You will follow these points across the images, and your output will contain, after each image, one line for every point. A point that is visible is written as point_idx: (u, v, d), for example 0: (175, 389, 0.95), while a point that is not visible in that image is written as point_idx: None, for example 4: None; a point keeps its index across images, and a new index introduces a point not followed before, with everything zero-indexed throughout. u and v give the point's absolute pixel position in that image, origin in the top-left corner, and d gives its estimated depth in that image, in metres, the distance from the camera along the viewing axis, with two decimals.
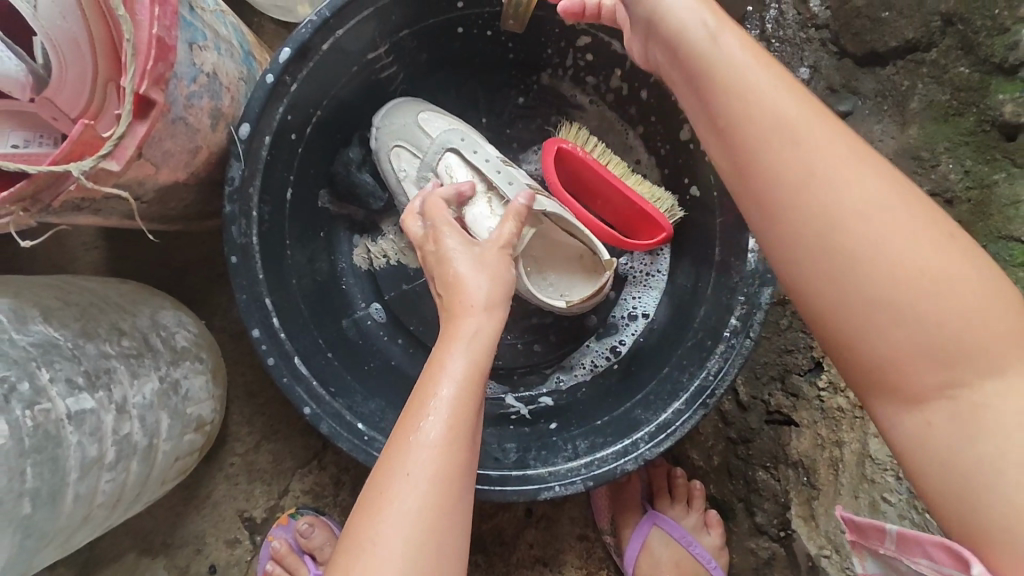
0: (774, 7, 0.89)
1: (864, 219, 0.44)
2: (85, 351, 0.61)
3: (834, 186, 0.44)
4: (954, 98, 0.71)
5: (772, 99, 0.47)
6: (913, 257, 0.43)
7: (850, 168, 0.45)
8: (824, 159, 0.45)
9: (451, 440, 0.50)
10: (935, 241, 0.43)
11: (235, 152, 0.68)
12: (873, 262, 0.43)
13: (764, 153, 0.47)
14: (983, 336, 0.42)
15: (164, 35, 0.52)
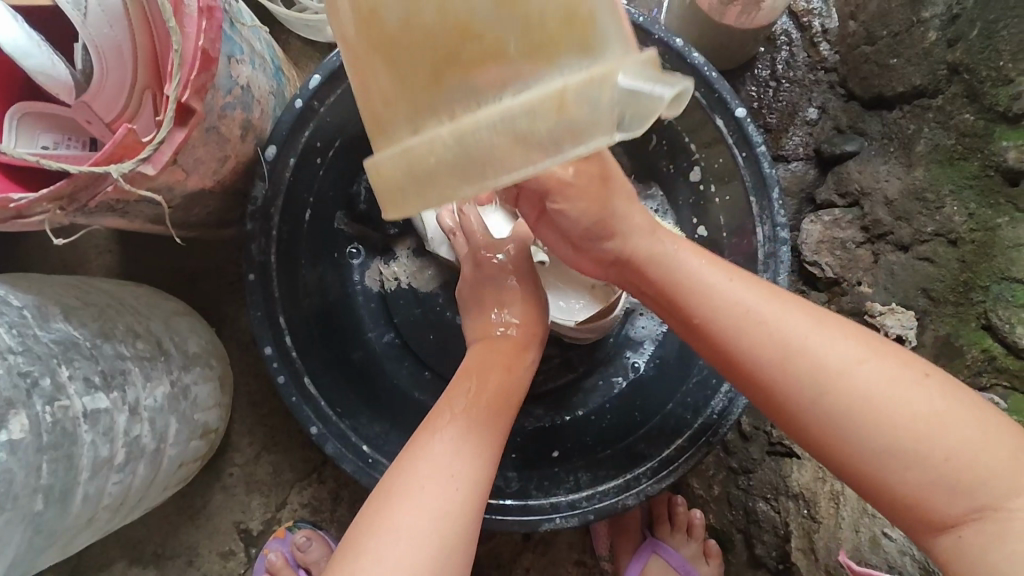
0: (785, 49, 0.92)
1: (850, 385, 0.49)
2: (102, 351, 0.61)
3: (814, 359, 0.50)
4: (958, 142, 0.73)
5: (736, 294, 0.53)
6: (898, 407, 0.48)
7: (818, 343, 0.50)
8: (799, 334, 0.51)
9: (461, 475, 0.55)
10: (911, 380, 0.49)
11: (262, 172, 0.71)
12: (876, 426, 0.48)
13: (744, 339, 0.52)
14: (967, 456, 0.47)
15: (209, 48, 0.54)
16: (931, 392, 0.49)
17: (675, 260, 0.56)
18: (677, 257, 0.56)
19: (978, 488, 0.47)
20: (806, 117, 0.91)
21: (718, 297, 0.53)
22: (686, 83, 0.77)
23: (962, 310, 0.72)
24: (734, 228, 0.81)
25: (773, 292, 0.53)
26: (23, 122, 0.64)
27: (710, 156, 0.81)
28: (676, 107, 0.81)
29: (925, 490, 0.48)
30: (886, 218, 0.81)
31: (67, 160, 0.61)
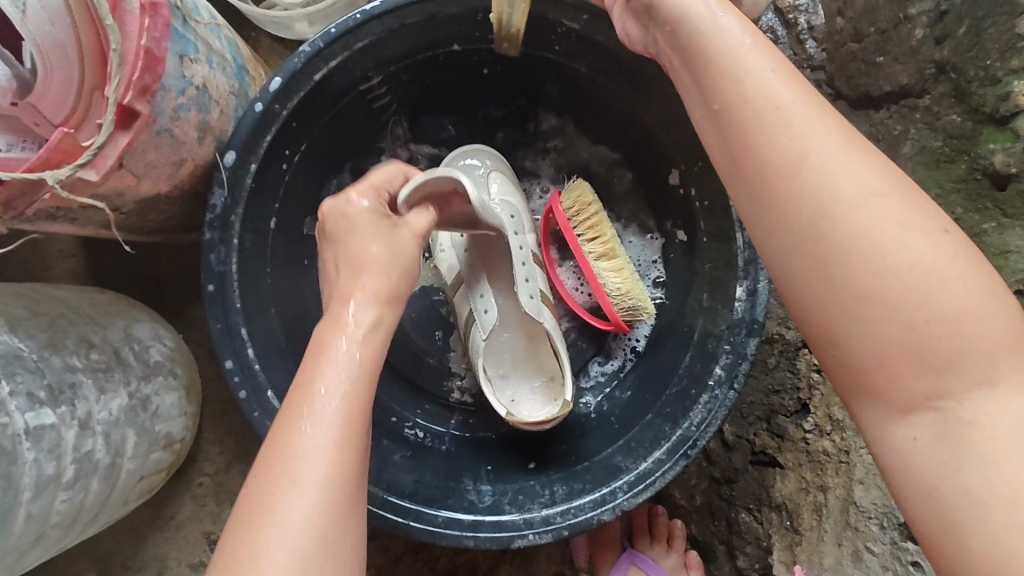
0: (771, 48, 0.91)
1: (882, 252, 0.43)
2: (50, 363, 0.59)
3: (848, 204, 0.44)
4: (946, 144, 0.71)
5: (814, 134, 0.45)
6: (931, 278, 0.43)
7: (860, 186, 0.44)
8: (847, 179, 0.45)
9: (330, 477, 0.46)
10: (951, 265, 0.43)
11: (219, 179, 0.68)
12: (893, 287, 0.43)
13: (801, 176, 0.45)
14: (976, 362, 0.42)
15: (152, 47, 0.52)
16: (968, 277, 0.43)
17: (747, 74, 0.48)
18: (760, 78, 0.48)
19: (990, 406, 0.42)
20: None
21: (770, 112, 0.47)
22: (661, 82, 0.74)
23: None
24: (715, 232, 0.78)
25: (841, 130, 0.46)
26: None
27: (690, 158, 0.78)
28: (654, 108, 0.78)
29: (935, 392, 0.42)
30: None
31: (8, 162, 0.58)
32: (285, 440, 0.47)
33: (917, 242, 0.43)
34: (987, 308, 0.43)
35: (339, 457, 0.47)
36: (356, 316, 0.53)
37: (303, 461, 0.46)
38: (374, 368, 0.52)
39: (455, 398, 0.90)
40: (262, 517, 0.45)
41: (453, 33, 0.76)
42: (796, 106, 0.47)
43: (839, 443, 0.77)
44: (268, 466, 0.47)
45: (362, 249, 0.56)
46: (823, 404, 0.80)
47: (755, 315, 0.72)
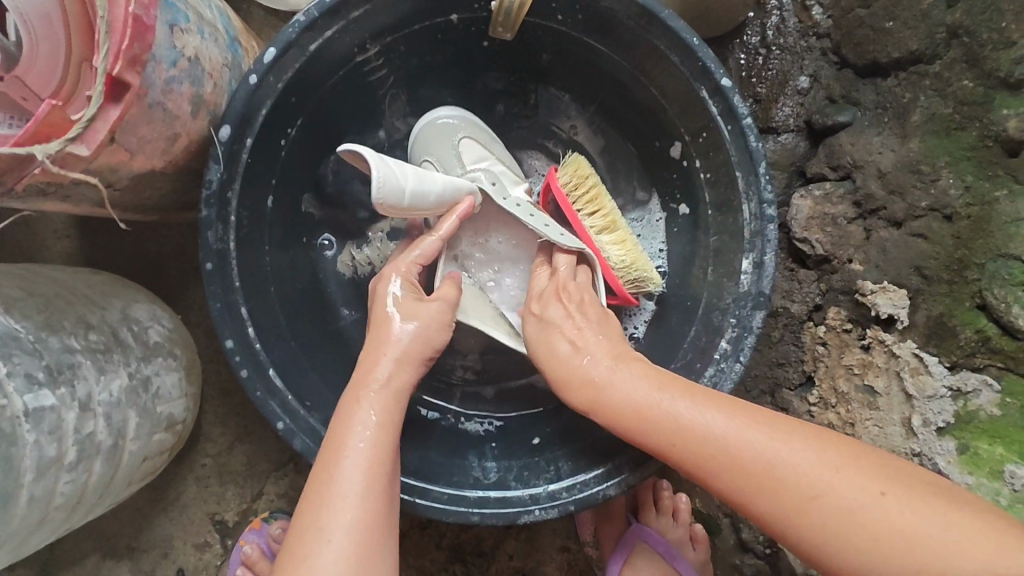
0: (776, 14, 0.88)
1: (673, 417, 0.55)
2: (47, 345, 0.58)
3: (636, 404, 0.57)
4: (957, 111, 0.69)
5: (622, 385, 0.59)
6: (704, 428, 0.53)
7: (626, 379, 0.59)
8: (628, 390, 0.58)
9: (364, 502, 0.53)
10: (709, 399, 0.55)
11: (215, 154, 0.66)
12: (695, 441, 0.53)
13: (682, 450, 0.54)
14: (782, 459, 0.50)
15: (141, 14, 0.50)
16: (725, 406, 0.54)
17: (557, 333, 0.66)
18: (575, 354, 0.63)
19: (898, 556, 0.46)
20: (797, 86, 0.87)
21: (570, 368, 0.62)
22: (664, 49, 0.72)
23: (956, 289, 0.69)
24: (719, 205, 0.77)
25: (619, 358, 0.61)
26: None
27: (694, 129, 0.77)
28: (656, 78, 0.77)
29: (775, 514, 0.50)
30: (879, 191, 0.77)
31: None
32: (327, 469, 0.54)
33: (677, 395, 0.56)
34: (740, 421, 0.53)
35: (368, 484, 0.54)
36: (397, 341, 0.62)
37: (345, 483, 0.53)
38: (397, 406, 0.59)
39: (458, 375, 0.89)
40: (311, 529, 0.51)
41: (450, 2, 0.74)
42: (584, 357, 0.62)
43: (843, 415, 0.79)
44: (313, 486, 0.54)
45: (389, 316, 0.64)
46: (827, 376, 0.82)
47: (761, 288, 0.71)
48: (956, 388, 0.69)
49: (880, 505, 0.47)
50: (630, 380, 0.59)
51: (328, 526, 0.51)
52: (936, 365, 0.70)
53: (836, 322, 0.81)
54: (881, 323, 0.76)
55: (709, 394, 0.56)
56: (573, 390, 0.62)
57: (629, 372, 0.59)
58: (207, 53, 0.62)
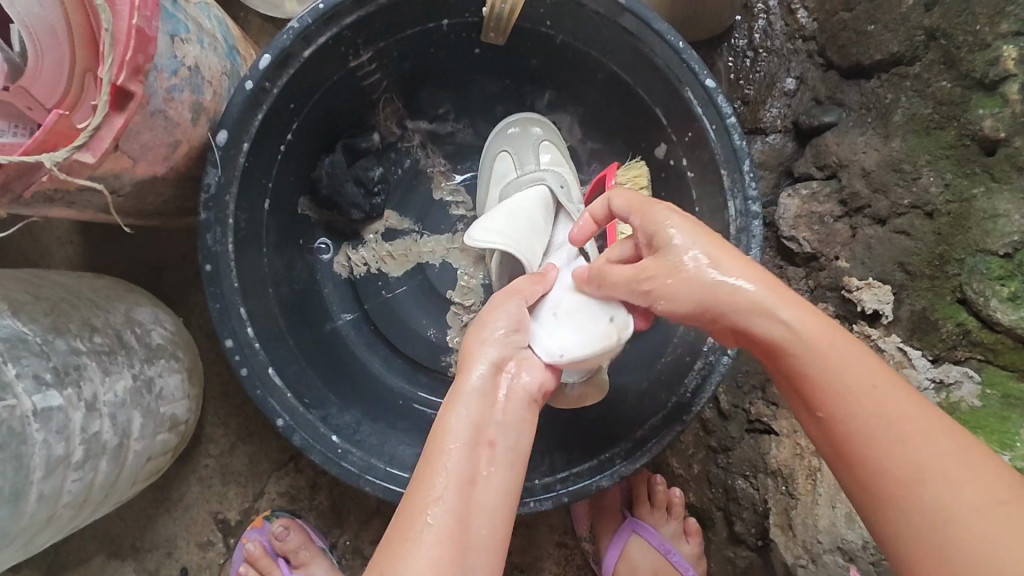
0: (762, 18, 0.92)
1: (886, 408, 0.47)
2: (54, 347, 0.59)
3: (848, 382, 0.48)
4: (936, 112, 0.71)
5: (840, 358, 0.48)
6: (916, 437, 0.46)
7: (846, 354, 0.49)
8: (847, 363, 0.48)
9: (446, 560, 0.47)
10: (936, 422, 0.47)
11: (212, 159, 0.68)
12: (900, 446, 0.46)
13: (872, 443, 0.47)
14: (991, 507, 0.43)
15: (144, 26, 0.52)
16: (953, 439, 0.46)
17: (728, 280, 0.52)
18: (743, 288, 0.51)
19: None
20: (784, 88, 0.91)
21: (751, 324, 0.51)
22: (650, 53, 0.74)
23: (938, 284, 0.71)
24: (707, 203, 0.80)
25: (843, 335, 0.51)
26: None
27: (680, 128, 0.79)
28: (643, 82, 0.79)
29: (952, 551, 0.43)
30: (863, 190, 0.79)
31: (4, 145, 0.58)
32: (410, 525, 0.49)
33: (904, 397, 0.47)
34: (959, 454, 0.45)
35: (458, 534, 0.48)
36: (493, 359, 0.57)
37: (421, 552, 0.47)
38: (489, 413, 0.54)
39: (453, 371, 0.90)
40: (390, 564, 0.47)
41: (442, 7, 0.76)
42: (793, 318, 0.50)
43: None
44: (391, 545, 0.48)
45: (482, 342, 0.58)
46: None
47: None
48: (938, 380, 0.71)
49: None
50: (848, 357, 0.49)
51: (409, 559, 0.47)
52: (919, 359, 0.72)
53: None
54: (866, 317, 0.78)
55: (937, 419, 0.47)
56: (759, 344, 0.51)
57: (854, 353, 0.49)
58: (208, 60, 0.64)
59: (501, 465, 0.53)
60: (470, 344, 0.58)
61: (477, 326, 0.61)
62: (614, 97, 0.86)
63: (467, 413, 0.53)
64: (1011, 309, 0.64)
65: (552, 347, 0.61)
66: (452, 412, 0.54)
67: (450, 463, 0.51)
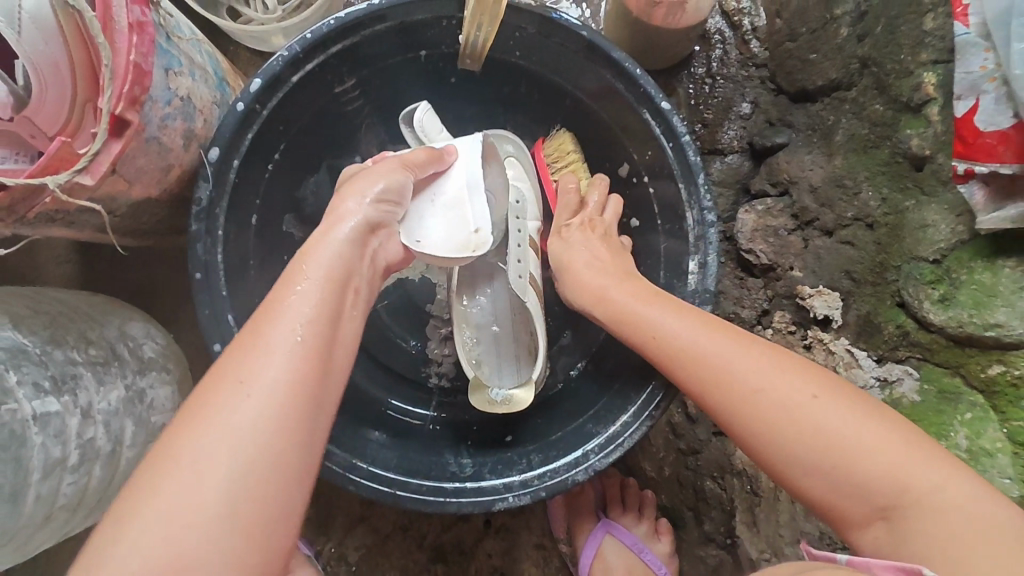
0: (718, 47, 0.99)
1: (787, 399, 0.59)
2: (53, 357, 0.63)
3: (753, 384, 0.61)
4: (872, 132, 0.77)
5: (745, 366, 0.62)
6: (813, 409, 0.58)
7: (747, 358, 0.62)
8: (752, 371, 0.61)
9: (265, 415, 0.47)
10: (829, 386, 0.60)
11: (205, 174, 0.73)
12: (805, 421, 0.58)
13: (780, 427, 0.59)
14: (876, 454, 0.56)
15: (140, 62, 0.57)
16: (843, 396, 0.59)
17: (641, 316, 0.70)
18: (667, 326, 0.67)
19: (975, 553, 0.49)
20: (740, 111, 0.97)
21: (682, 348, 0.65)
22: (610, 78, 0.81)
23: (879, 290, 0.77)
24: (668, 215, 0.86)
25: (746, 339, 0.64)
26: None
27: (641, 146, 0.86)
28: (605, 104, 0.86)
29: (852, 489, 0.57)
30: (812, 205, 0.85)
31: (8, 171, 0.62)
32: (235, 370, 0.49)
33: (799, 376, 0.60)
34: (850, 410, 0.58)
35: (287, 400, 0.48)
36: (355, 228, 0.58)
37: (245, 392, 0.48)
38: (354, 263, 0.58)
39: (433, 382, 0.97)
40: (231, 388, 0.48)
41: (423, 39, 0.84)
42: (702, 336, 0.65)
43: None
44: (214, 384, 0.49)
45: (343, 215, 0.59)
46: None
47: (706, 286, 0.81)
48: (882, 378, 0.76)
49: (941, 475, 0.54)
50: (753, 364, 0.62)
51: (247, 386, 0.48)
52: (865, 359, 0.78)
53: (781, 324, 0.89)
54: (819, 323, 0.84)
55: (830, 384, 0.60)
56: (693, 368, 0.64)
57: (754, 355, 0.62)
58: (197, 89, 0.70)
59: (349, 311, 0.56)
60: (341, 204, 0.59)
61: (350, 187, 0.62)
62: (580, 119, 0.92)
63: (328, 256, 0.56)
64: (941, 310, 0.69)
65: (413, 233, 0.69)
66: (315, 256, 0.55)
67: (301, 323, 0.51)
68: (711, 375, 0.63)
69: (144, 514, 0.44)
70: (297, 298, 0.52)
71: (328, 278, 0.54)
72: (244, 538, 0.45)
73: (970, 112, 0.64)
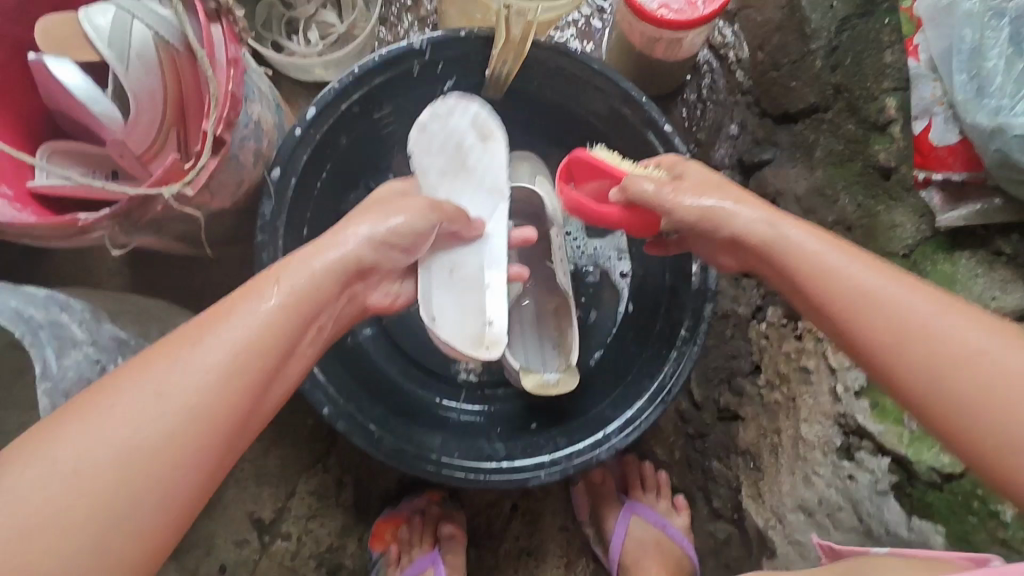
0: (708, 77, 1.13)
1: (933, 322, 0.55)
2: (146, 348, 0.71)
3: (898, 305, 0.57)
4: (847, 147, 0.90)
5: (888, 287, 0.58)
6: (959, 336, 0.54)
7: (885, 280, 0.59)
8: (898, 293, 0.58)
9: (216, 373, 0.51)
10: (981, 317, 0.56)
11: (268, 192, 0.82)
12: (953, 346, 0.54)
13: (923, 352, 0.55)
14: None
15: (235, 92, 0.64)
16: (994, 329, 0.55)
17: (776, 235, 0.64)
18: (785, 233, 0.64)
19: None
20: (729, 132, 1.11)
21: (813, 266, 0.61)
22: (620, 103, 0.92)
23: None
24: None
25: (888, 265, 0.60)
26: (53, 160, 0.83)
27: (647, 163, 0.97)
28: (616, 126, 0.97)
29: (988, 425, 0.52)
30: (796, 212, 0.97)
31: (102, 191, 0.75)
32: (212, 327, 0.53)
33: (949, 305, 0.56)
34: (998, 341, 0.54)
35: (238, 370, 0.52)
36: (366, 239, 0.65)
37: (210, 346, 0.52)
38: (337, 287, 0.62)
39: (462, 377, 1.04)
40: (175, 363, 0.50)
41: (451, 70, 0.93)
42: (841, 255, 0.61)
43: (786, 392, 0.98)
44: (194, 330, 0.53)
45: (350, 229, 0.65)
46: (770, 362, 1.01)
47: (707, 284, 0.91)
48: None
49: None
50: (893, 285, 0.58)
51: (188, 367, 0.50)
52: None
53: (775, 319, 1.01)
54: None
55: (975, 316, 0.56)
56: (828, 286, 0.60)
57: (893, 278, 0.59)
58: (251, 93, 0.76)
59: (303, 341, 0.59)
60: (351, 227, 0.65)
61: (368, 215, 0.68)
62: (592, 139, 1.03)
63: (306, 278, 0.59)
64: None
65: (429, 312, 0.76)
66: (292, 271, 0.59)
67: (274, 302, 0.56)
68: (787, 252, 0.63)
69: (86, 424, 0.47)
70: (282, 284, 0.58)
71: (314, 284, 0.60)
72: (155, 480, 0.47)
73: (925, 130, 0.77)
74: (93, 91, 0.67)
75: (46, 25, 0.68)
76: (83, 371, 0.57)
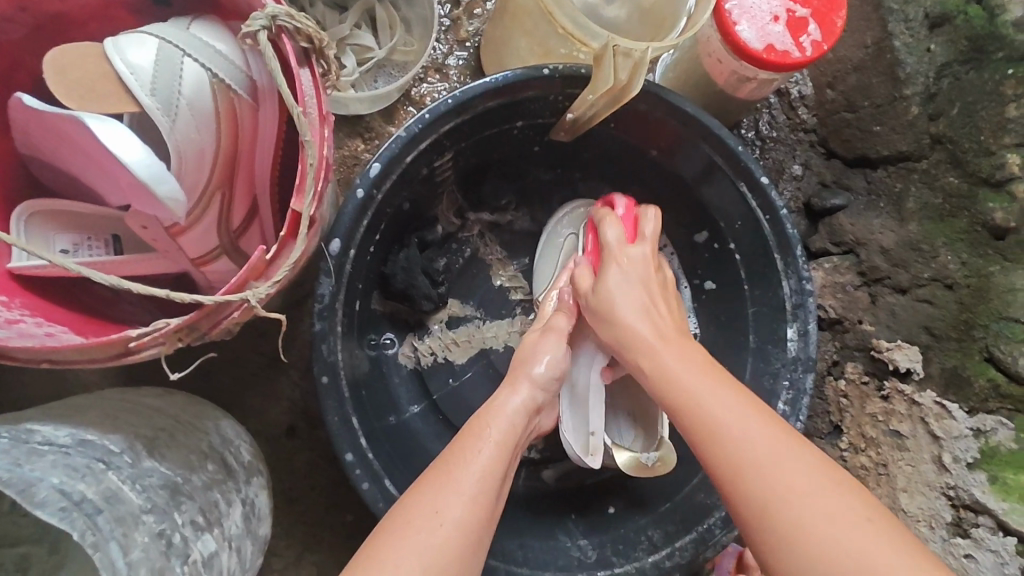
0: (766, 112, 1.03)
1: (727, 426, 0.58)
2: (194, 484, 0.58)
3: (705, 411, 0.60)
4: (946, 202, 0.85)
5: (708, 390, 0.61)
6: (744, 446, 0.57)
7: (719, 390, 0.61)
8: (706, 391, 0.61)
9: (449, 534, 0.56)
10: (786, 441, 0.57)
11: (325, 268, 0.68)
12: (736, 452, 0.57)
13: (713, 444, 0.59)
14: (767, 475, 0.55)
15: (330, 157, 0.54)
16: (807, 457, 0.55)
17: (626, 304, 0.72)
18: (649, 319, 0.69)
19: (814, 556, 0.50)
20: (793, 172, 1.02)
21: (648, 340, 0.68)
22: (708, 150, 0.83)
23: (965, 345, 0.82)
24: (756, 281, 0.88)
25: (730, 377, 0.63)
26: (33, 221, 0.64)
27: (730, 216, 0.88)
28: (697, 175, 0.87)
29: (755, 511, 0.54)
30: (883, 264, 0.91)
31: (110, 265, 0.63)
32: (436, 491, 0.59)
33: (758, 419, 0.58)
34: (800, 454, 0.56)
35: (474, 527, 0.58)
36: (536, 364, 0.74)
37: (446, 512, 0.57)
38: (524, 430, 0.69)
39: (522, 453, 0.91)
40: (422, 515, 0.57)
41: (521, 112, 0.80)
42: (685, 355, 0.65)
43: (875, 457, 0.89)
44: (424, 491, 0.60)
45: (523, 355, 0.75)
46: (853, 424, 0.93)
47: (809, 353, 0.83)
48: (976, 428, 0.81)
49: (805, 462, 0.55)
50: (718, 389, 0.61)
51: (438, 518, 0.57)
52: (957, 411, 0.82)
53: (854, 375, 0.93)
54: (897, 374, 0.88)
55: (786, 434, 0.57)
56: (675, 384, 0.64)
57: (721, 389, 0.61)
58: (294, 147, 0.64)
59: (512, 469, 0.66)
60: (523, 358, 0.75)
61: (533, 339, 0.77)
62: (662, 184, 0.93)
63: (507, 422, 0.68)
64: None
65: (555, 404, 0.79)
66: (495, 419, 0.68)
67: (490, 446, 0.64)
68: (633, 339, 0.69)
69: None
70: (492, 430, 0.66)
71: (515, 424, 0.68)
72: None
73: None
74: (159, 169, 0.55)
75: (58, 61, 0.56)
76: (151, 558, 0.49)
